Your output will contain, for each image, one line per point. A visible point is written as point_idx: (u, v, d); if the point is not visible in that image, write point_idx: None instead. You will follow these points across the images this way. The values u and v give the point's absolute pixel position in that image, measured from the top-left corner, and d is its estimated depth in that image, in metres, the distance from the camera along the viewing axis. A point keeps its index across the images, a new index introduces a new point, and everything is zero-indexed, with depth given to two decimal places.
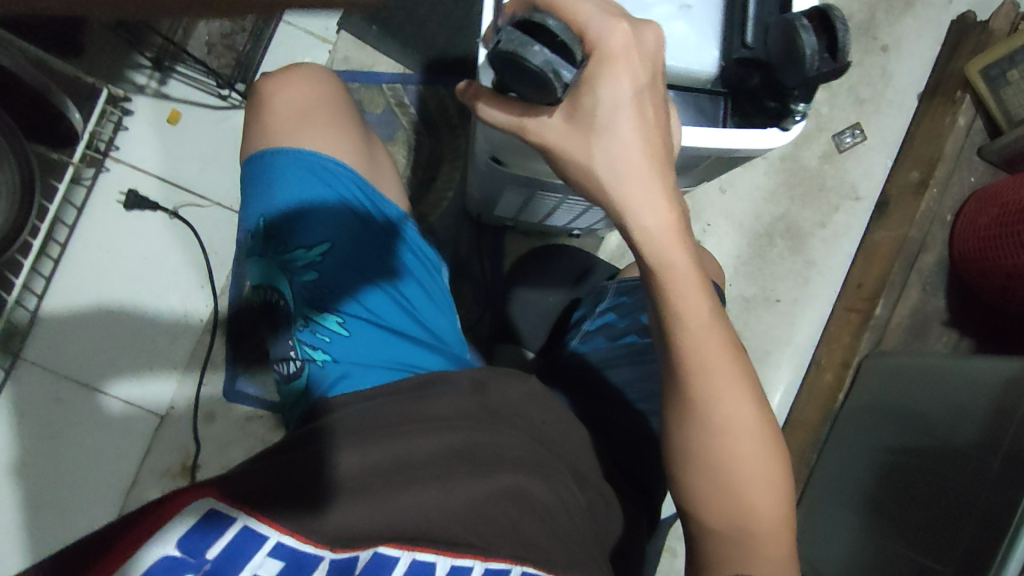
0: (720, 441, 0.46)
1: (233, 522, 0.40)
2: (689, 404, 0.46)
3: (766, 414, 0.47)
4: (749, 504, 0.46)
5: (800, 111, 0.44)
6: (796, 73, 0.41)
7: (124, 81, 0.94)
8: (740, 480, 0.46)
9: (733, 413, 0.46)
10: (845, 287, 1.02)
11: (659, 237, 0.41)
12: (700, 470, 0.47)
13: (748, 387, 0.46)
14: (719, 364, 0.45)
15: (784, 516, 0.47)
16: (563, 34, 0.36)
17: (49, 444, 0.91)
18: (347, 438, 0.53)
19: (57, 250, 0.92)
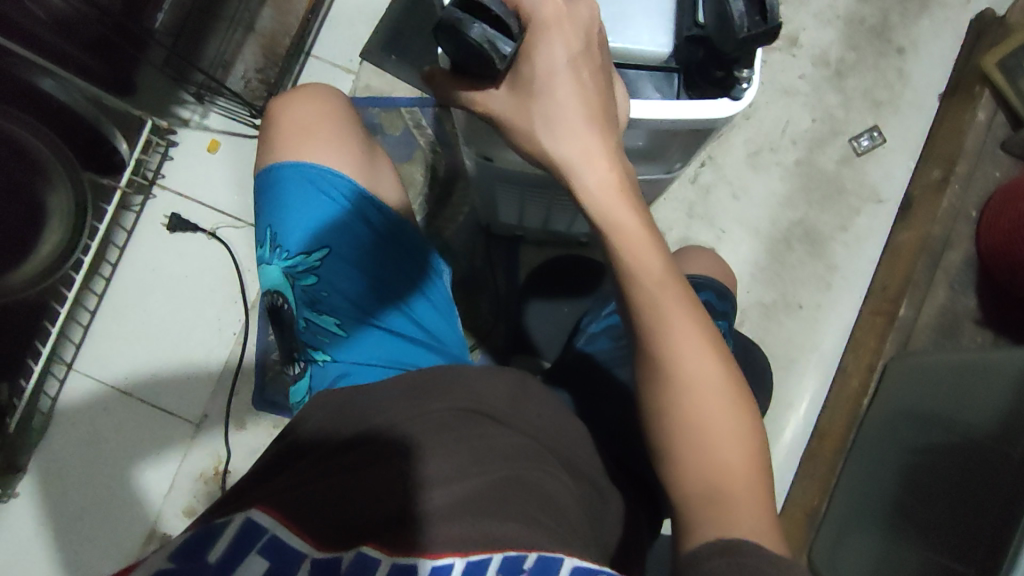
0: (685, 397, 0.47)
1: (236, 520, 0.46)
2: (651, 361, 0.48)
3: (732, 369, 0.49)
4: (721, 458, 0.47)
5: (745, 76, 0.47)
6: (731, 38, 0.44)
7: (170, 115, 1.02)
8: (707, 437, 0.47)
9: (695, 368, 0.47)
10: (870, 291, 0.99)
11: (603, 195, 0.44)
12: (670, 428, 0.48)
13: (708, 343, 0.48)
14: (677, 319, 0.47)
15: (759, 470, 0.48)
16: (502, 15, 0.40)
17: (97, 451, 0.97)
18: (339, 439, 0.56)
19: (109, 270, 1.01)
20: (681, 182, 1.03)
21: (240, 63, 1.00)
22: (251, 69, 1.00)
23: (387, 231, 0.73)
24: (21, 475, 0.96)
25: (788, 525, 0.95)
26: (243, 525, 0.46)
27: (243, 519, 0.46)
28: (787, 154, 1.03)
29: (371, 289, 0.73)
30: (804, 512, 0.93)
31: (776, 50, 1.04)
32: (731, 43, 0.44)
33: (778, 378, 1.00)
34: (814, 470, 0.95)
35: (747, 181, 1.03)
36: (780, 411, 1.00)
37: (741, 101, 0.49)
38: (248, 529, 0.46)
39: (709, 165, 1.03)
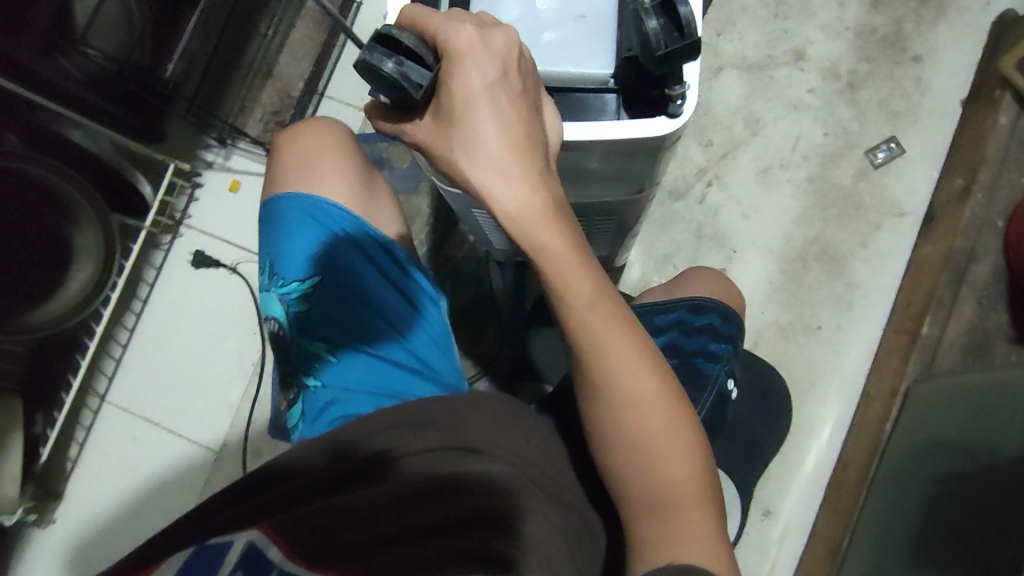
0: (624, 412, 0.51)
1: (233, 540, 0.51)
2: (589, 376, 0.51)
3: (670, 388, 0.52)
4: (663, 471, 0.51)
5: (679, 94, 0.48)
6: (650, 58, 0.44)
7: (196, 158, 1.07)
8: (648, 450, 0.51)
9: (631, 385, 0.51)
10: (894, 311, 0.94)
11: (528, 220, 0.45)
12: (612, 440, 0.52)
13: (643, 360, 0.51)
14: (613, 339, 0.50)
15: (701, 485, 0.52)
16: (415, 49, 0.43)
17: (126, 478, 1.02)
18: (319, 465, 0.57)
19: (140, 305, 1.06)
20: (688, 203, 1.00)
21: (258, 106, 1.05)
22: (268, 111, 1.06)
23: (387, 264, 0.74)
24: (58, 501, 1.01)
25: (811, 561, 0.89)
26: (244, 550, 0.50)
27: (243, 543, 0.51)
28: (799, 170, 1.00)
29: (361, 319, 0.72)
30: (827, 546, 0.88)
31: (783, 65, 1.01)
32: (650, 62, 0.44)
33: (798, 404, 0.95)
34: (838, 501, 0.89)
35: (758, 200, 0.99)
36: (801, 439, 0.94)
37: (678, 117, 0.49)
38: (249, 554, 0.50)
39: (716, 185, 1.00)
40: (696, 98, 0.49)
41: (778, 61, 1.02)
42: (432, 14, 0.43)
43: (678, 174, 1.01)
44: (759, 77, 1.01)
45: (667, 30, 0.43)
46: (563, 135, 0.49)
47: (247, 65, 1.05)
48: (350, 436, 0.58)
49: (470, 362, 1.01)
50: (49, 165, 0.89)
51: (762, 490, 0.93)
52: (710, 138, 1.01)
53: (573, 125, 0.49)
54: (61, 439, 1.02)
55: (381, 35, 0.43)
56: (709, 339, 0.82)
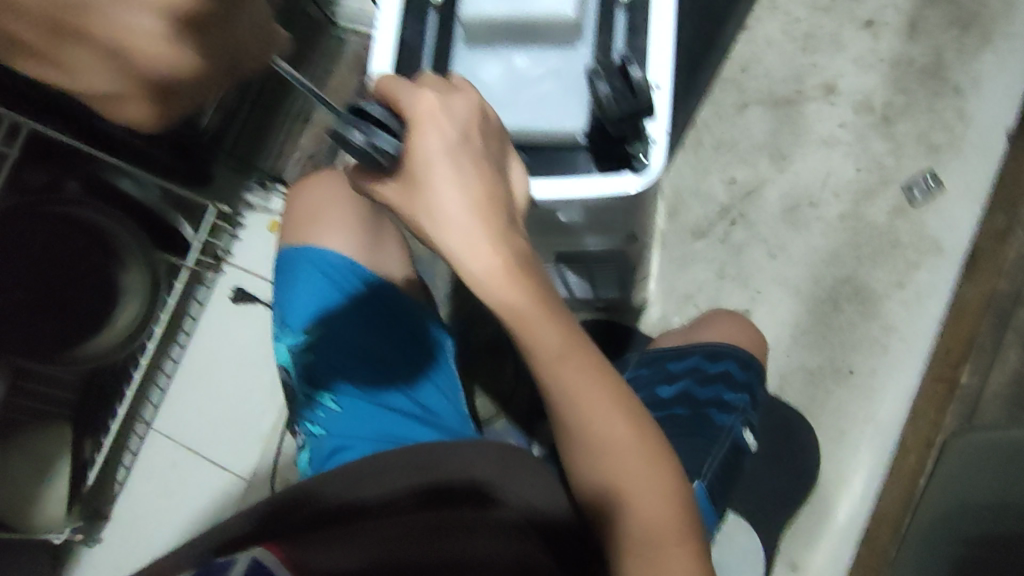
0: (602, 459, 0.50)
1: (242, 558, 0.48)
2: (564, 425, 0.50)
3: (648, 430, 0.51)
4: (648, 516, 0.50)
5: (642, 151, 0.49)
6: (608, 120, 0.45)
7: (240, 200, 1.13)
8: (630, 497, 0.50)
9: (606, 433, 0.49)
10: (933, 356, 0.89)
11: (488, 278, 0.44)
12: (592, 486, 0.51)
13: (617, 407, 0.49)
14: (587, 390, 0.49)
15: (686, 523, 0.51)
16: (381, 117, 0.44)
17: (165, 503, 1.07)
18: (341, 483, 0.56)
19: (185, 337, 1.12)
20: (710, 243, 0.97)
21: (297, 150, 1.11)
22: (304, 154, 1.11)
23: (394, 309, 0.75)
24: (103, 523, 1.07)
25: None
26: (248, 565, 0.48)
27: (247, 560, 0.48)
28: (830, 208, 0.96)
29: (367, 367, 0.73)
30: None
31: (812, 99, 0.98)
32: (606, 123, 0.45)
33: (827, 453, 0.90)
34: (870, 560, 0.83)
35: (785, 238, 0.96)
36: (831, 490, 0.89)
37: (645, 172, 0.49)
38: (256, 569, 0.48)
39: (741, 223, 0.97)
40: (663, 155, 0.50)
41: (806, 95, 0.98)
42: (398, 82, 0.44)
43: (700, 213, 0.98)
44: (787, 113, 0.98)
45: (621, 92, 0.44)
46: (531, 192, 0.49)
47: (286, 112, 1.11)
48: (371, 465, 0.57)
49: (488, 399, 0.98)
50: (105, 212, 0.93)
51: (788, 542, 0.88)
52: (734, 176, 0.98)
53: (542, 182, 0.50)
54: (110, 462, 1.08)
55: (352, 108, 0.45)
56: (723, 389, 0.77)
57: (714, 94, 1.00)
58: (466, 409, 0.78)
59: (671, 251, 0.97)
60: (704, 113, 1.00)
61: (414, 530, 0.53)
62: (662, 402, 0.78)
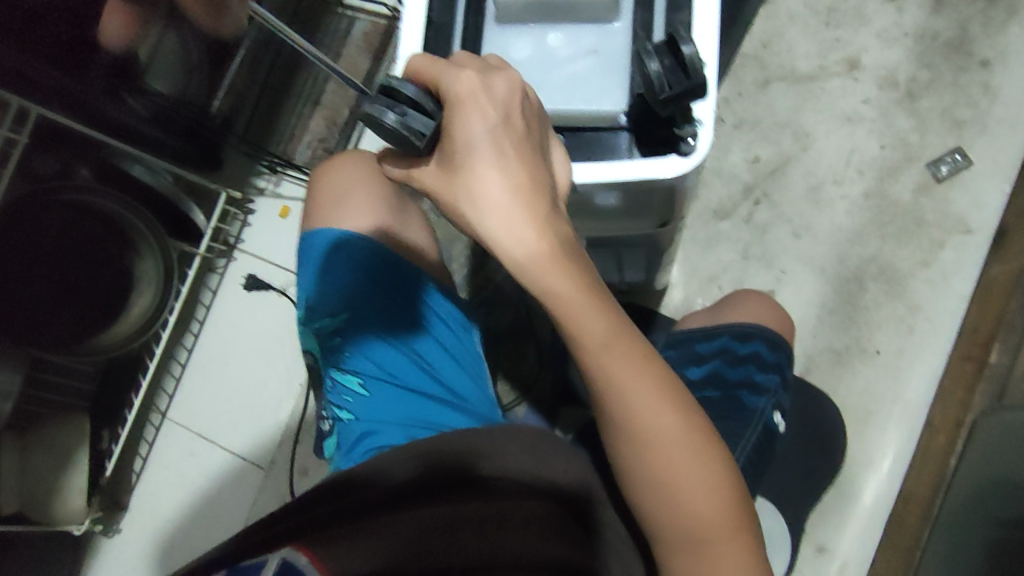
0: (644, 451, 0.49)
1: (276, 554, 0.49)
2: (605, 414, 0.49)
3: (694, 419, 0.49)
4: (694, 507, 0.49)
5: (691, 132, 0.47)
6: (656, 99, 0.43)
7: (250, 185, 1.11)
8: (674, 489, 0.49)
9: (652, 424, 0.48)
10: (960, 335, 0.89)
11: (533, 265, 0.42)
12: (634, 477, 0.50)
13: (665, 398, 0.48)
14: (632, 379, 0.47)
15: (731, 512, 0.50)
16: (415, 97, 0.42)
17: (183, 492, 1.07)
18: (384, 467, 0.54)
19: (198, 326, 1.10)
20: (734, 223, 0.95)
21: (307, 134, 1.08)
22: (316, 138, 1.08)
23: (421, 292, 0.72)
24: (123, 513, 1.07)
25: None
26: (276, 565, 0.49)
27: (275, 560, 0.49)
28: (853, 185, 0.94)
29: (392, 353, 0.71)
30: None
31: (835, 75, 0.96)
32: (654, 104, 0.43)
33: (853, 435, 0.89)
34: (897, 541, 0.83)
35: (810, 217, 0.94)
36: (858, 471, 0.88)
37: (691, 156, 0.48)
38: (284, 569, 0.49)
39: (765, 203, 0.95)
40: (710, 136, 0.48)
41: (829, 71, 0.97)
42: (437, 63, 0.42)
43: (723, 193, 0.96)
44: (809, 89, 0.97)
45: (672, 71, 0.42)
46: (574, 176, 0.48)
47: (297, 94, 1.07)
48: (411, 457, 0.54)
49: (509, 386, 0.96)
50: (115, 198, 0.90)
51: (815, 524, 0.87)
52: (757, 154, 0.96)
53: (584, 166, 0.48)
54: (126, 453, 1.07)
55: (382, 87, 0.43)
56: (754, 369, 0.76)
57: (736, 70, 0.98)
58: (494, 395, 0.75)
59: (694, 231, 0.96)
60: (725, 90, 0.98)
61: (440, 519, 0.54)
62: (691, 385, 0.78)
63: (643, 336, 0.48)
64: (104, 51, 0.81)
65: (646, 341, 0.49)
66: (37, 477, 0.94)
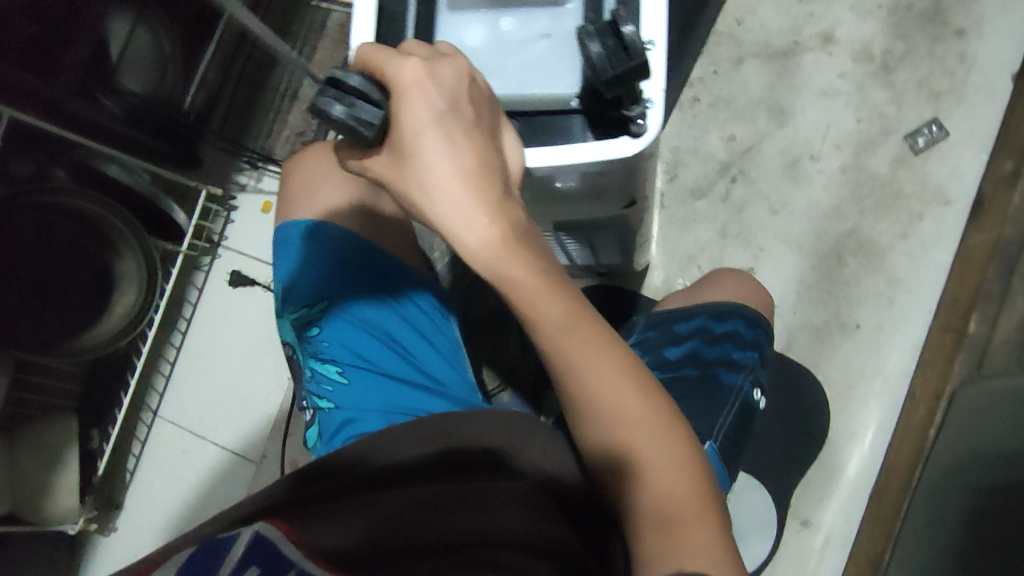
0: (610, 429, 0.49)
1: (246, 530, 0.47)
2: (569, 396, 0.50)
3: (657, 399, 0.50)
4: (663, 483, 0.48)
5: (640, 113, 0.47)
6: (600, 80, 0.43)
7: (231, 182, 1.11)
8: (642, 466, 0.49)
9: (614, 405, 0.49)
10: (940, 306, 0.89)
11: (487, 254, 0.43)
12: (604, 458, 0.51)
13: (627, 375, 0.49)
14: (593, 358, 0.48)
15: (700, 489, 0.49)
16: (361, 87, 0.41)
17: (176, 488, 1.07)
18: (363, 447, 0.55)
19: (185, 323, 1.11)
20: (711, 202, 0.95)
21: (286, 128, 1.08)
22: (294, 132, 1.08)
23: (397, 279, 0.72)
24: (118, 511, 1.07)
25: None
26: (251, 539, 0.47)
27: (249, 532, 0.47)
28: (831, 160, 0.94)
29: (369, 341, 0.71)
30: (868, 560, 0.82)
31: (809, 50, 0.96)
32: (599, 86, 0.43)
33: (836, 409, 0.90)
34: (881, 512, 0.83)
35: (786, 194, 0.94)
36: (841, 444, 0.89)
37: (643, 136, 0.48)
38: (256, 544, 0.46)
39: (741, 180, 0.95)
40: (660, 116, 0.48)
41: (804, 46, 0.96)
42: (380, 51, 0.42)
43: (700, 172, 0.96)
44: (784, 65, 0.96)
45: (614, 52, 0.42)
46: (527, 162, 0.48)
47: (274, 89, 1.08)
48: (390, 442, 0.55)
49: (493, 372, 0.96)
50: (93, 199, 0.90)
51: (799, 498, 0.88)
52: (732, 133, 0.96)
53: (537, 151, 0.48)
54: (118, 451, 1.08)
55: (329, 79, 0.42)
56: (732, 346, 0.76)
57: (710, 49, 0.98)
58: (473, 378, 0.75)
59: (672, 212, 0.96)
60: (699, 69, 0.97)
61: (421, 498, 0.52)
62: (669, 364, 0.77)
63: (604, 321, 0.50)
64: (81, 44, 0.81)
65: (607, 326, 0.50)
66: (28, 477, 0.95)
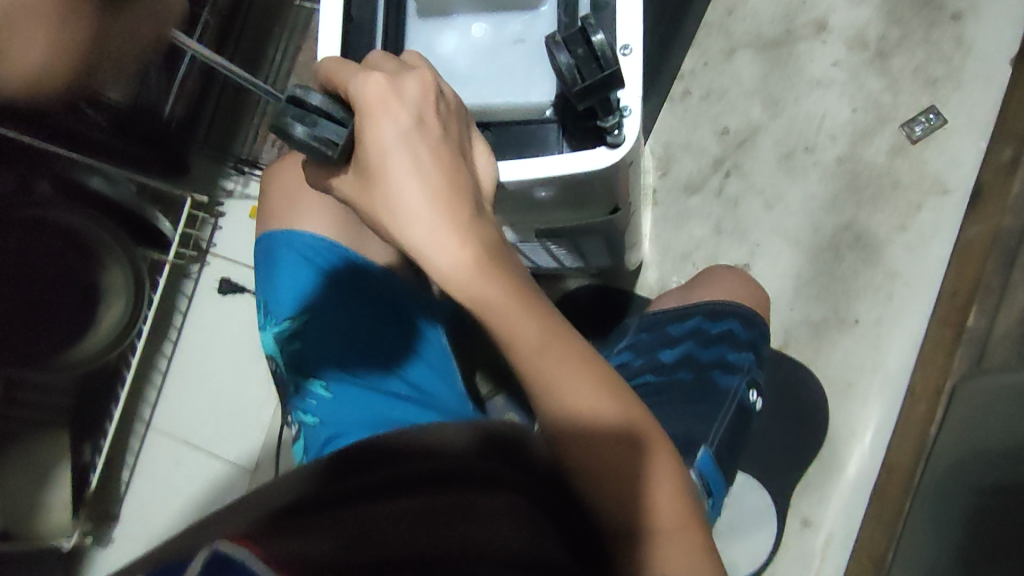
0: (593, 449, 0.47)
1: (203, 550, 0.37)
2: (549, 417, 0.48)
3: (637, 414, 0.49)
4: (645, 497, 0.48)
5: (616, 123, 0.46)
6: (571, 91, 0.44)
7: (218, 188, 1.08)
8: (627, 483, 0.48)
9: (596, 421, 0.47)
10: (940, 299, 0.87)
11: (457, 275, 0.42)
12: (592, 478, 0.48)
13: (606, 392, 0.47)
14: (570, 376, 0.46)
15: (683, 502, 0.49)
16: (323, 106, 0.42)
17: (170, 500, 1.06)
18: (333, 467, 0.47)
19: (175, 333, 1.09)
20: (705, 197, 0.93)
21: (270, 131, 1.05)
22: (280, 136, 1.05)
23: (381, 288, 0.71)
24: (113, 524, 1.06)
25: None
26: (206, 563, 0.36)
27: (205, 553, 0.36)
28: (826, 152, 0.92)
29: (354, 353, 0.70)
30: (869, 561, 0.81)
31: (802, 39, 0.94)
32: (570, 96, 0.44)
33: (835, 406, 0.88)
34: (883, 510, 0.82)
35: (781, 187, 0.92)
36: (841, 442, 0.87)
37: (620, 147, 0.46)
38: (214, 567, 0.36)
39: (735, 175, 0.93)
40: (638, 124, 0.47)
41: (797, 35, 0.94)
42: (346, 68, 0.42)
43: (693, 167, 0.94)
44: (777, 55, 0.94)
45: (584, 62, 0.43)
46: (500, 175, 0.47)
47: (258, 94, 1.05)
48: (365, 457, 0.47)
49: (486, 377, 0.95)
50: (79, 211, 0.88)
51: (799, 498, 0.86)
52: (725, 126, 0.94)
53: (510, 165, 0.47)
54: (112, 463, 1.07)
55: (290, 99, 0.42)
56: (727, 348, 0.75)
57: (700, 40, 0.95)
58: (463, 388, 0.74)
59: (665, 209, 0.94)
60: (690, 61, 0.95)
61: (412, 513, 0.42)
62: (664, 367, 0.76)
63: (580, 337, 0.48)
64: None
65: (583, 342, 0.49)
66: (16, 496, 0.93)
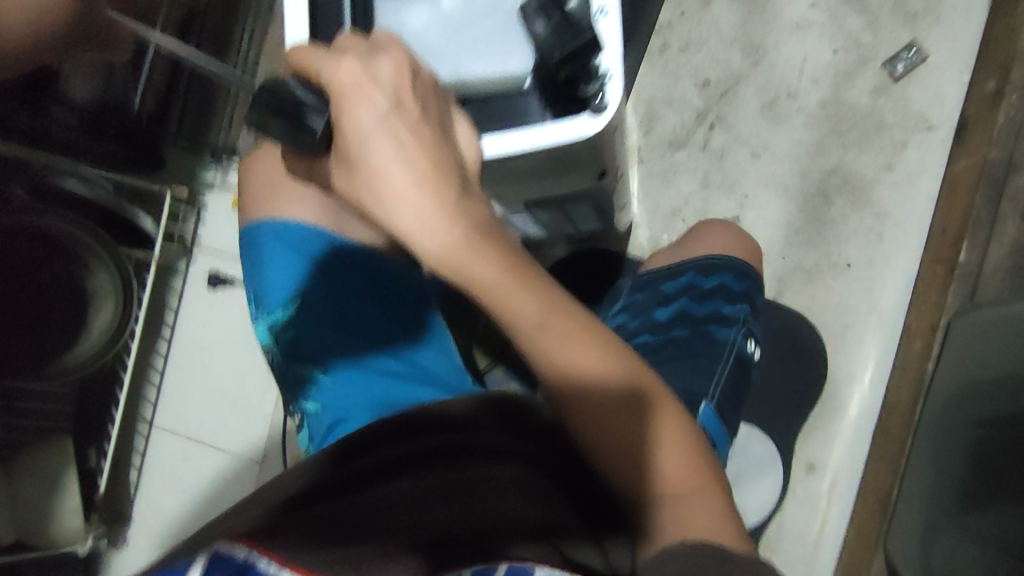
0: (603, 417, 0.48)
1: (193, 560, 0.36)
2: (555, 387, 0.48)
3: (642, 377, 0.49)
4: (657, 460, 0.48)
5: (597, 88, 0.47)
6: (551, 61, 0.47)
7: (201, 180, 1.06)
8: (640, 447, 0.48)
9: (602, 383, 0.47)
10: (930, 237, 0.87)
11: (448, 255, 0.42)
12: (603, 447, 0.49)
13: (609, 356, 0.48)
14: (574, 342, 0.47)
15: (698, 463, 0.49)
16: (306, 98, 0.41)
17: (181, 495, 1.06)
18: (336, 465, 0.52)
19: (169, 331, 1.09)
20: (691, 152, 0.92)
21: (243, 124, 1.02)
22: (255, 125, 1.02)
23: (367, 269, 0.70)
24: (127, 524, 1.06)
25: (862, 513, 0.83)
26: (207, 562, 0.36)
27: (203, 557, 0.36)
28: (809, 96, 0.91)
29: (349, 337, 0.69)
30: (876, 499, 0.82)
31: None
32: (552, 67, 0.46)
33: (832, 350, 0.89)
34: (885, 449, 0.83)
35: (767, 136, 0.91)
36: (841, 386, 0.88)
37: (603, 112, 0.47)
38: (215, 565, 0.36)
39: (720, 126, 0.92)
40: (620, 87, 0.47)
41: None
42: (315, 52, 0.41)
43: (675, 121, 0.93)
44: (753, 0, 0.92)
45: (561, 30, 0.45)
46: (484, 148, 0.47)
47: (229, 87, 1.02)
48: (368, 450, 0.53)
49: (484, 350, 0.94)
50: (55, 213, 0.84)
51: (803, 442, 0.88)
52: (706, 77, 0.92)
53: (493, 137, 0.47)
54: (120, 465, 1.07)
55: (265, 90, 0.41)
56: (723, 302, 0.74)
57: None
58: (462, 361, 0.73)
59: (651, 166, 0.93)
60: (666, 14, 0.94)
61: (403, 499, 0.47)
62: (660, 326, 0.75)
63: (581, 309, 0.48)
64: None
65: (587, 314, 0.49)
66: (26, 502, 0.92)
